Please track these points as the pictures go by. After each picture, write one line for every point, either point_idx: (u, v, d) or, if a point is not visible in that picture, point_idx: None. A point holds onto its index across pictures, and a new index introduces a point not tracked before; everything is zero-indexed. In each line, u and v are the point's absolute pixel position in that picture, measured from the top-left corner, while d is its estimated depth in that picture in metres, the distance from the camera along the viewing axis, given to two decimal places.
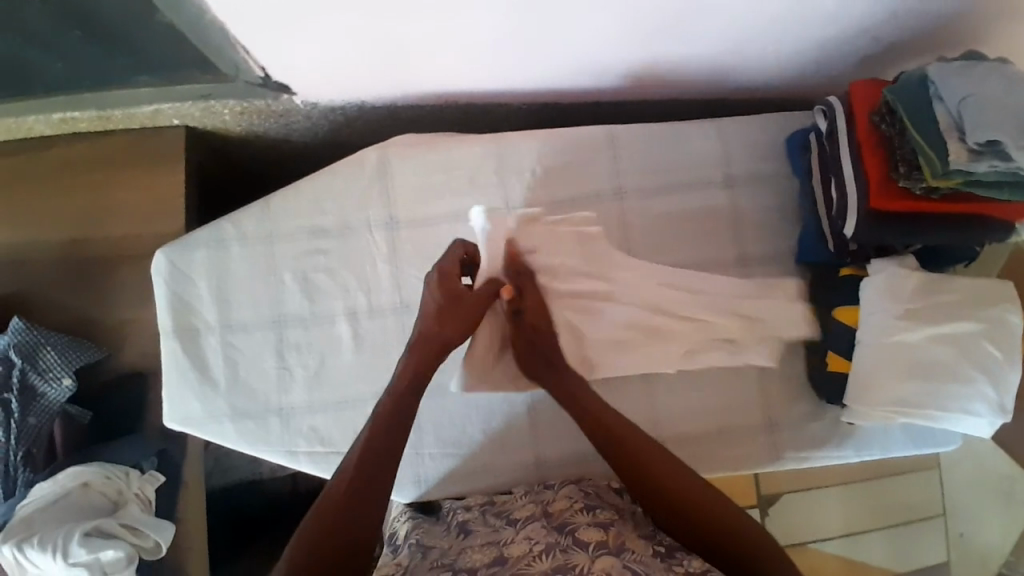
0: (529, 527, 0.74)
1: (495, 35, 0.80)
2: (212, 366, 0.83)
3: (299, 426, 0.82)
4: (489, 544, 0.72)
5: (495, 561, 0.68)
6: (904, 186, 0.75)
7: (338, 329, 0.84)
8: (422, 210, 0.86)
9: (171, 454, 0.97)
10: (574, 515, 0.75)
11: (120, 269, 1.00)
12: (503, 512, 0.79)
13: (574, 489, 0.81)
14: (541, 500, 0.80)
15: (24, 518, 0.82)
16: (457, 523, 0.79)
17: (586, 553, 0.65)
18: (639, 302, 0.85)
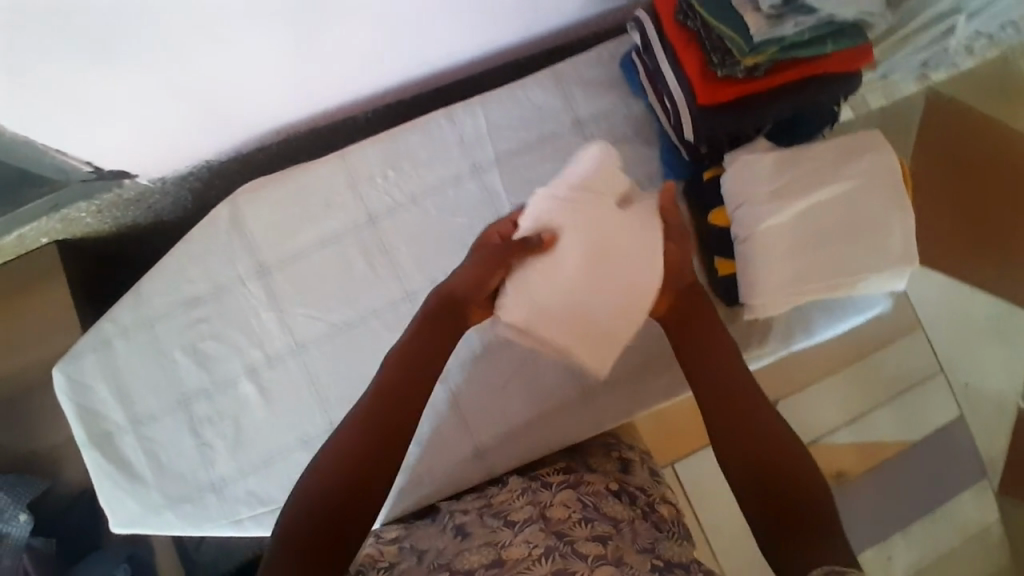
0: (527, 529, 0.68)
1: (299, 56, 0.78)
2: (135, 463, 0.82)
3: (236, 494, 0.81)
4: (487, 544, 0.68)
5: (493, 563, 0.63)
6: (724, 74, 0.73)
7: (243, 390, 0.82)
8: (287, 246, 0.83)
9: (142, 556, 0.96)
10: (572, 527, 0.69)
11: (37, 400, 0.99)
12: (499, 512, 0.75)
13: (572, 494, 0.76)
14: (539, 502, 0.75)
15: None
16: (455, 525, 0.76)
17: (583, 561, 0.61)
18: None
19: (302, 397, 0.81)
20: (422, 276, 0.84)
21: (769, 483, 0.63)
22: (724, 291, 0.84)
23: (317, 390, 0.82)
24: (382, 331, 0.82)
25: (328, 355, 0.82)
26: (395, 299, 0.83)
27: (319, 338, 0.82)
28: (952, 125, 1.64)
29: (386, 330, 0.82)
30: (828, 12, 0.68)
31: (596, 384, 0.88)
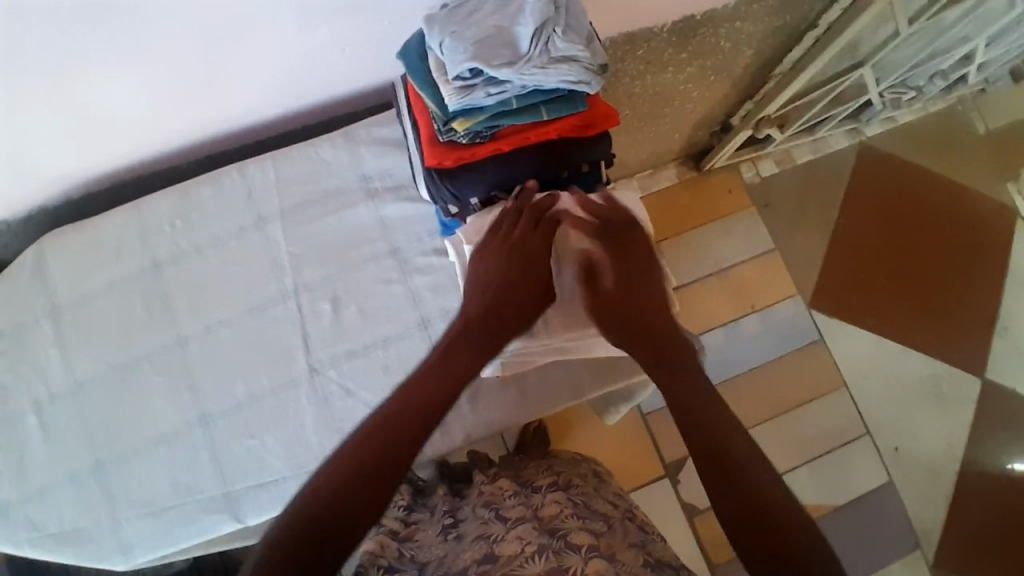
0: (520, 527, 0.79)
1: (109, 111, 0.87)
2: None
3: (13, 521, 0.86)
4: (481, 539, 0.80)
5: (483, 558, 0.73)
6: (447, 139, 0.75)
7: (26, 423, 0.88)
8: (79, 289, 0.90)
9: None
10: (563, 520, 0.81)
11: None
12: (495, 505, 0.89)
13: (562, 495, 0.90)
14: (529, 503, 0.88)
15: None
16: (455, 533, 0.87)
17: (579, 556, 0.70)
18: (311, 318, 0.88)
19: (78, 434, 0.86)
20: (194, 323, 0.87)
21: (759, 521, 0.57)
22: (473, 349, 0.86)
23: (90, 427, 0.86)
24: (152, 374, 0.86)
25: (103, 396, 0.87)
26: (167, 344, 0.87)
27: (99, 376, 0.87)
28: (880, 182, 1.64)
29: (155, 373, 0.86)
30: (521, 83, 0.69)
31: None
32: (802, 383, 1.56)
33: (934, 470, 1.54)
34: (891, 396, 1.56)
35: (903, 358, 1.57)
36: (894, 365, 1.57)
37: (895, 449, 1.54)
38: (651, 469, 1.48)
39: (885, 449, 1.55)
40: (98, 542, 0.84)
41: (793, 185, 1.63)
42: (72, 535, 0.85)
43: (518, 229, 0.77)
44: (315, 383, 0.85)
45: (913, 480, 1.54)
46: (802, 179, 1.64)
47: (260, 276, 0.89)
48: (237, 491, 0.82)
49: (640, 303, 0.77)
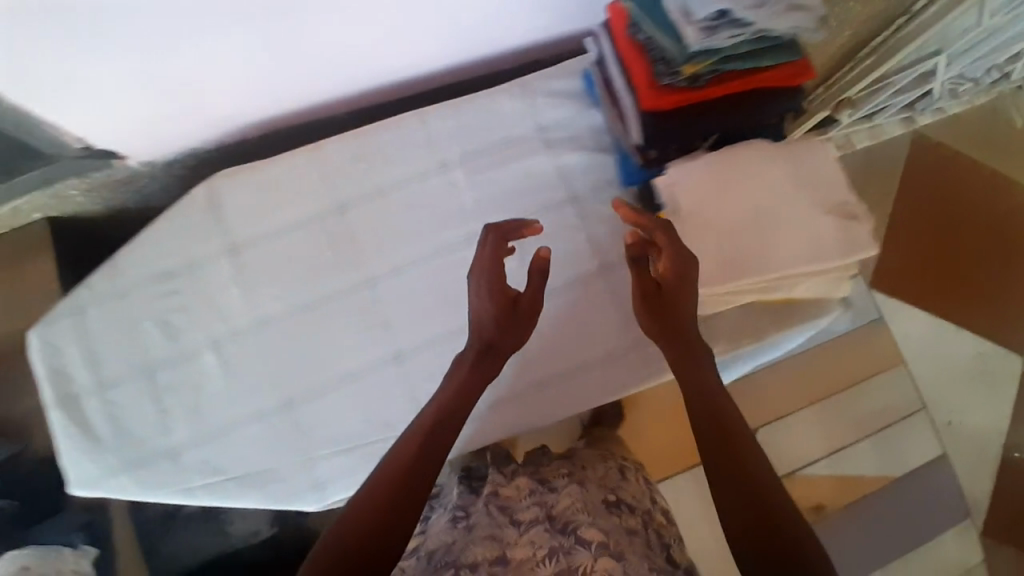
0: (533, 530, 0.69)
1: (292, 51, 0.86)
2: (95, 425, 0.86)
3: (191, 459, 0.85)
4: (493, 538, 0.69)
5: (497, 560, 0.65)
6: (667, 83, 0.78)
7: (203, 362, 0.87)
8: (258, 228, 0.90)
9: (99, 524, 1.01)
10: (580, 514, 0.71)
11: (13, 367, 1.02)
12: (507, 508, 0.75)
13: (576, 490, 0.77)
14: (545, 502, 0.74)
15: None
16: (461, 525, 0.75)
17: (588, 551, 0.64)
18: (500, 260, 0.91)
19: (263, 372, 0.87)
20: (383, 264, 0.91)
21: (767, 538, 0.61)
22: None
23: (279, 365, 0.88)
24: (341, 314, 0.89)
25: (291, 336, 0.88)
26: (355, 284, 0.90)
27: (284, 317, 0.89)
28: (929, 175, 1.73)
29: (343, 314, 0.89)
30: (760, 27, 0.73)
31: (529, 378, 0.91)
32: (863, 359, 1.64)
33: (982, 444, 1.65)
34: (941, 373, 1.66)
35: (954, 340, 1.67)
36: (948, 346, 1.67)
37: (948, 424, 1.63)
38: None
39: (938, 423, 1.65)
40: (290, 481, 0.86)
41: (855, 171, 1.71)
42: (257, 476, 0.86)
43: (489, 245, 0.72)
44: None
45: (962, 453, 1.64)
46: (862, 166, 1.72)
47: (448, 221, 0.92)
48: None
49: (682, 311, 0.75)
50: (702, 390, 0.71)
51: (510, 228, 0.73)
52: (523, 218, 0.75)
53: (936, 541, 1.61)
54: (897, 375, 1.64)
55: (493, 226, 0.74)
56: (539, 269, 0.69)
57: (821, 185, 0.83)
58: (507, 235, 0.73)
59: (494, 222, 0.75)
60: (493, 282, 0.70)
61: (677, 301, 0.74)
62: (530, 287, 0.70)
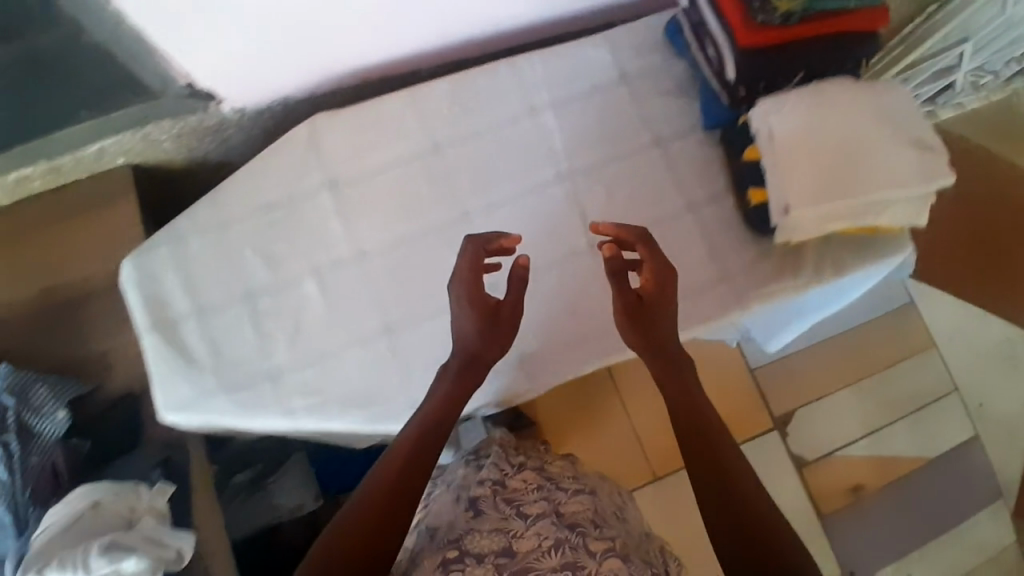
0: (539, 523, 0.81)
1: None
2: (194, 349, 0.86)
3: (292, 381, 0.86)
4: (499, 531, 0.81)
5: (503, 552, 0.78)
6: (762, 19, 0.84)
7: (304, 289, 0.88)
8: (356, 165, 0.93)
9: (178, 464, 0.95)
10: (585, 517, 0.83)
11: (89, 308, 1.00)
12: (514, 500, 0.87)
13: (582, 495, 0.88)
14: (552, 498, 0.86)
15: (40, 549, 0.82)
16: (469, 500, 0.88)
17: (594, 558, 0.76)
18: (592, 196, 0.93)
19: (360, 301, 0.88)
20: (477, 198, 0.92)
21: (758, 537, 0.71)
22: (754, 221, 0.90)
23: (379, 292, 0.89)
24: (439, 245, 0.91)
25: (390, 266, 0.90)
26: (451, 218, 0.92)
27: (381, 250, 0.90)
28: (976, 166, 1.63)
29: (439, 245, 0.91)
30: None
31: (615, 312, 0.89)
32: (896, 342, 1.70)
33: (1015, 427, 1.68)
34: (971, 354, 1.71)
35: (982, 325, 1.72)
36: (975, 330, 1.72)
37: (980, 407, 1.68)
38: (761, 424, 1.62)
39: (970, 406, 1.69)
40: (391, 402, 0.85)
41: None
42: (359, 399, 0.85)
43: (466, 257, 0.77)
44: (595, 257, 0.91)
45: (995, 436, 1.68)
46: None
47: (539, 158, 0.94)
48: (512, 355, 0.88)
49: (662, 320, 0.81)
50: (682, 399, 0.81)
51: (486, 245, 0.78)
52: (500, 232, 0.78)
53: (973, 522, 1.64)
54: (929, 358, 1.70)
55: (469, 241, 0.78)
56: (517, 280, 0.76)
57: (901, 120, 0.86)
58: (480, 256, 0.77)
59: (471, 235, 0.80)
60: (470, 295, 0.77)
61: (661, 314, 0.81)
62: (509, 298, 0.79)
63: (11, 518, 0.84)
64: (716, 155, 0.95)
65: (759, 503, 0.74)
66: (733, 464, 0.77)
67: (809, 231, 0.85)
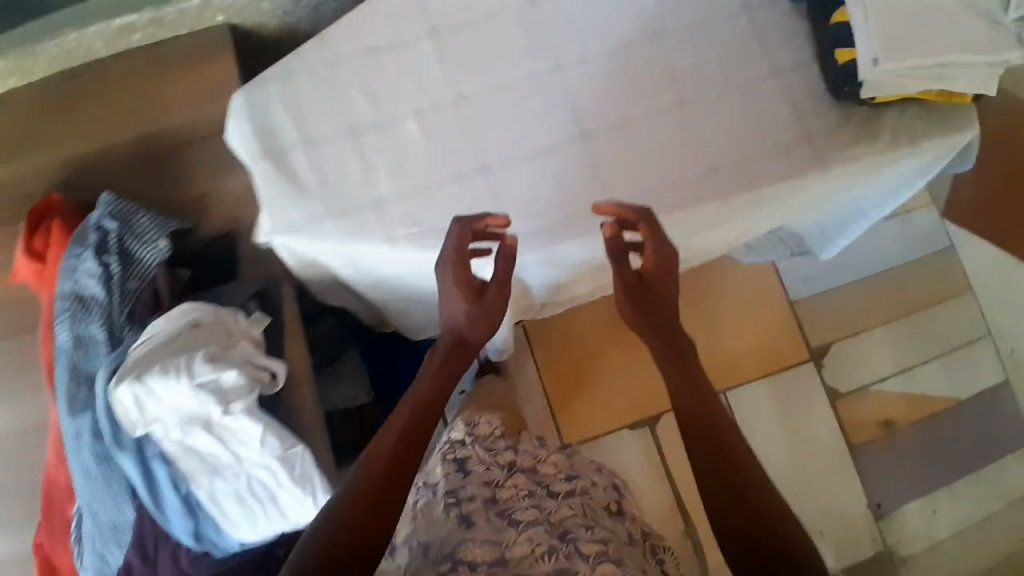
0: (530, 530, 0.92)
1: None
2: (303, 177, 0.90)
3: (394, 211, 0.90)
4: (492, 541, 0.90)
5: (496, 562, 0.86)
6: None
7: (407, 128, 0.93)
8: (456, 15, 0.95)
9: (270, 296, 1.00)
10: (576, 529, 0.92)
11: (188, 156, 1.05)
12: (507, 512, 0.97)
13: (570, 504, 0.99)
14: (540, 506, 0.98)
15: (138, 358, 0.85)
16: (462, 514, 0.96)
17: (586, 562, 0.86)
18: (680, 61, 0.97)
19: (460, 142, 0.93)
20: (572, 54, 0.96)
21: (755, 522, 0.72)
22: (837, 82, 0.94)
23: (477, 134, 0.93)
24: (535, 94, 0.95)
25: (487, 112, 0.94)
26: (545, 71, 0.95)
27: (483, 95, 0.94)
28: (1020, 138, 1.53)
29: (532, 97, 0.95)
30: None
31: (701, 165, 0.94)
32: (931, 285, 1.71)
33: None
34: (1017, 301, 1.71)
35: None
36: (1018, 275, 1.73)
37: (1013, 352, 1.69)
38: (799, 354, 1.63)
39: (1003, 352, 1.71)
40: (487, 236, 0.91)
41: None
42: None
43: (456, 236, 0.82)
44: (681, 115, 0.95)
45: None
46: None
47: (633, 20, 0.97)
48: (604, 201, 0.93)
49: (663, 309, 0.86)
50: (684, 397, 0.83)
51: (473, 225, 0.84)
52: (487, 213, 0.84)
53: (1002, 462, 1.66)
54: (964, 302, 1.72)
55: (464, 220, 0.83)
56: (505, 255, 0.83)
57: None
58: (467, 239, 0.83)
59: (462, 216, 0.85)
60: (458, 277, 0.83)
61: (660, 310, 0.86)
62: (495, 281, 0.85)
63: (104, 331, 0.90)
64: (802, 26, 0.99)
65: (763, 489, 0.75)
66: (737, 453, 0.78)
67: (892, 87, 0.90)
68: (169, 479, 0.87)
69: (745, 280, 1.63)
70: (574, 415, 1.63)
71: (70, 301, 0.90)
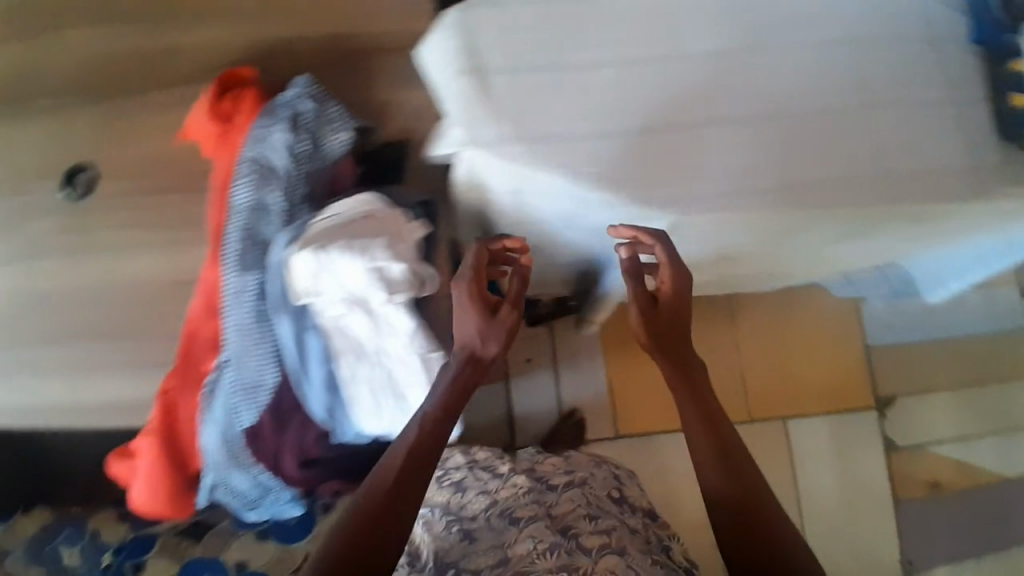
0: (531, 527, 0.98)
1: None
2: (499, 98, 0.93)
3: (578, 148, 0.94)
4: (495, 546, 0.97)
5: (498, 563, 0.93)
6: None
7: (602, 74, 0.95)
8: None
9: (433, 209, 1.06)
10: (578, 522, 1.00)
11: None
12: (509, 511, 1.03)
13: (574, 496, 1.07)
14: (543, 502, 1.05)
15: (316, 233, 0.89)
16: (465, 532, 1.03)
17: (588, 557, 0.91)
18: (867, 66, 0.99)
19: (647, 101, 0.96)
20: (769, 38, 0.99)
21: (750, 535, 0.88)
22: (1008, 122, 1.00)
23: (664, 95, 0.96)
24: (721, 70, 0.98)
25: (678, 76, 0.97)
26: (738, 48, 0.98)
27: (678, 62, 0.97)
28: None
29: (721, 71, 0.98)
30: None
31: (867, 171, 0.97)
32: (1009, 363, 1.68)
33: None
34: None
35: None
36: None
37: None
38: (863, 399, 1.65)
39: None
40: (656, 191, 0.94)
41: None
42: (630, 180, 0.94)
43: (473, 255, 0.93)
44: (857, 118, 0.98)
45: None
46: None
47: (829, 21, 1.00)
48: (766, 185, 0.96)
49: (682, 339, 1.01)
50: (693, 433, 0.96)
51: (487, 246, 0.95)
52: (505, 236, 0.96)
53: None
54: None
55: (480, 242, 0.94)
56: (521, 275, 0.92)
57: None
58: (483, 256, 0.93)
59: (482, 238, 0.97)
60: (470, 293, 0.89)
61: (681, 334, 1.02)
62: (511, 300, 0.90)
63: (285, 202, 0.93)
64: (984, 64, 1.02)
65: (763, 502, 0.89)
66: (744, 469, 0.92)
67: None
68: (319, 353, 0.91)
69: (826, 313, 1.66)
70: (630, 406, 1.67)
71: (255, 167, 0.93)
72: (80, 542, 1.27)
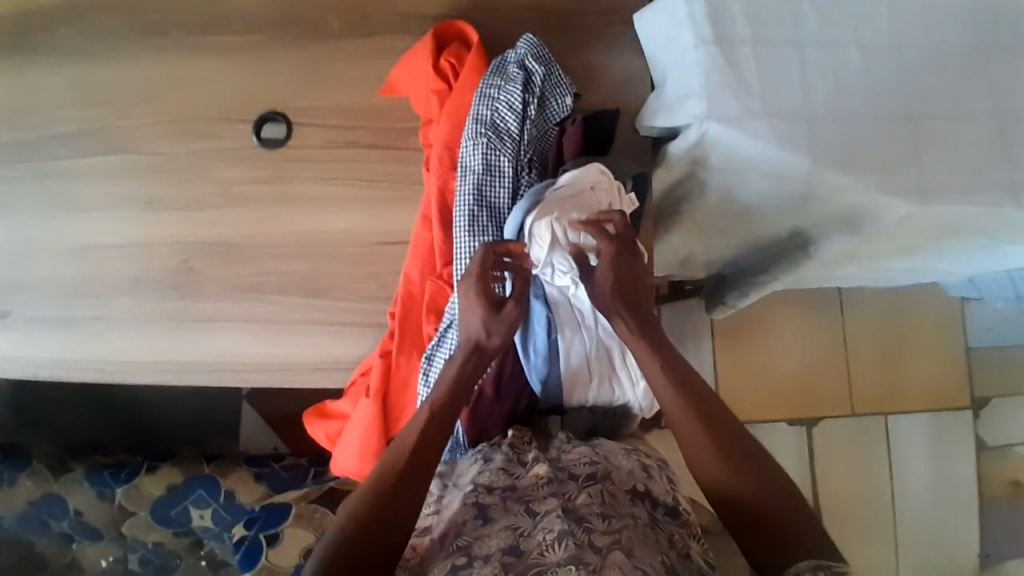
0: (547, 517, 0.79)
1: None
2: (746, 72, 0.84)
3: (828, 131, 0.84)
4: (508, 529, 0.79)
5: (510, 550, 0.77)
6: None
7: (852, 53, 0.85)
8: None
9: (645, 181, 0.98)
10: (591, 516, 0.79)
11: (575, 28, 1.03)
12: (523, 497, 0.83)
13: (596, 490, 0.83)
14: (563, 491, 0.83)
15: (544, 203, 0.86)
16: (475, 504, 0.83)
17: (595, 556, 0.74)
18: None
19: (903, 86, 0.85)
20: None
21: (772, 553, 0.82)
22: None
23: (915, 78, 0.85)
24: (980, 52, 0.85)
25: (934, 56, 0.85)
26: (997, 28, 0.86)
27: (946, 43, 0.86)
28: None
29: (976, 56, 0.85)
30: None
31: None
32: None
33: None
34: None
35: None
36: None
37: None
38: (960, 398, 1.67)
39: None
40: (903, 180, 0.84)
41: None
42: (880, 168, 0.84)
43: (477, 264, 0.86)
44: None
45: None
46: None
47: None
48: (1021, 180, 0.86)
49: (648, 327, 0.89)
50: (691, 445, 0.86)
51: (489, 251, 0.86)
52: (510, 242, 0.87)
53: None
54: None
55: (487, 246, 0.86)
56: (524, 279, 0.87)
57: None
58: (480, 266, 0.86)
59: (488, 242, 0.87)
60: (477, 294, 0.86)
61: (647, 323, 0.89)
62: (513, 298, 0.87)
63: (512, 166, 0.91)
64: None
65: (796, 519, 0.82)
66: (769, 495, 0.83)
67: None
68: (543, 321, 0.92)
69: (929, 313, 1.68)
70: (737, 394, 1.64)
71: (487, 129, 0.91)
72: (215, 503, 1.26)
